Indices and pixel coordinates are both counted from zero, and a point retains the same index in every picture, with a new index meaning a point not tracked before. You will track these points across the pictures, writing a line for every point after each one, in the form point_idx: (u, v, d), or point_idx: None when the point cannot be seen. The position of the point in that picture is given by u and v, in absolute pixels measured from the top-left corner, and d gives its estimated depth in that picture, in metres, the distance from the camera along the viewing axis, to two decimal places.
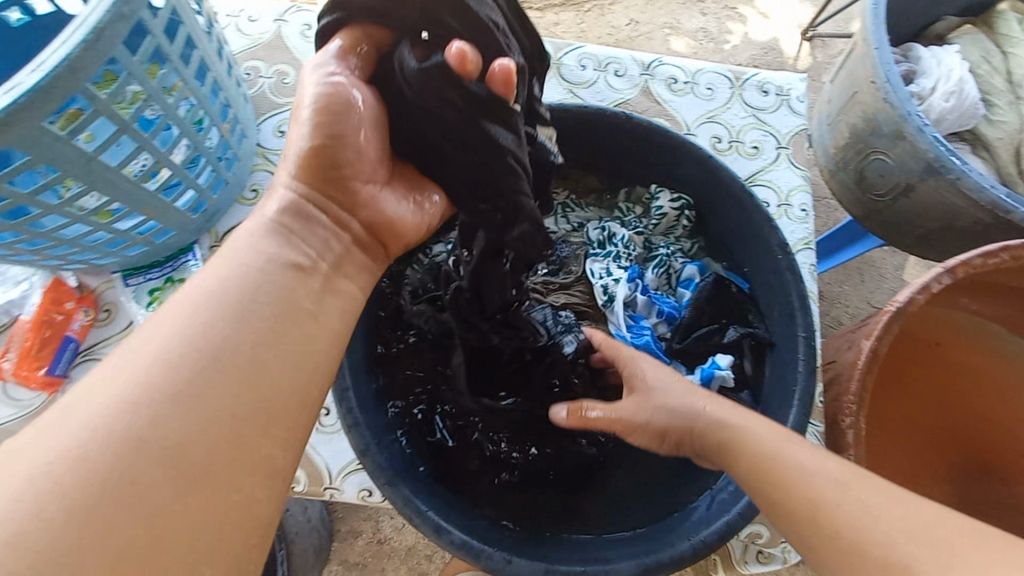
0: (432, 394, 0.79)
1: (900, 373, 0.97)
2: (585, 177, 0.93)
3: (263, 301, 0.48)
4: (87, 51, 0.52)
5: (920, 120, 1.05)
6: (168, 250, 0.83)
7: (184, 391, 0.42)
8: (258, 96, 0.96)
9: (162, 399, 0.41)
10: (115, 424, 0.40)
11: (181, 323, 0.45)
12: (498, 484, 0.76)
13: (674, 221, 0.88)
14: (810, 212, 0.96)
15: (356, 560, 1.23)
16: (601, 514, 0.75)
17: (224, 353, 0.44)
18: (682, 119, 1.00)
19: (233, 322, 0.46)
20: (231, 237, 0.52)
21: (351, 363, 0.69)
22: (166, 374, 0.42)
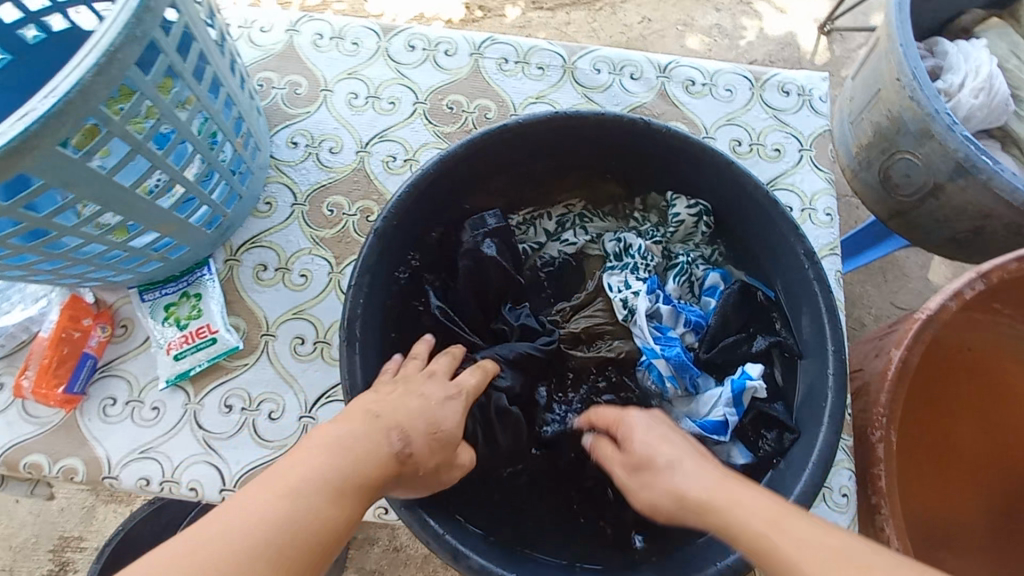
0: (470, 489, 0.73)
1: (928, 392, 0.93)
2: (601, 186, 0.91)
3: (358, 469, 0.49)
4: (98, 75, 0.51)
5: (949, 118, 1.01)
6: (183, 264, 0.83)
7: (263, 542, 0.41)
8: (270, 107, 0.95)
9: (239, 536, 0.41)
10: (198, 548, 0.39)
11: (286, 471, 0.46)
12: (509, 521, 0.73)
13: (692, 228, 0.86)
14: (836, 217, 0.93)
15: (372, 567, 1.23)
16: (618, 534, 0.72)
17: (309, 515, 0.44)
18: (701, 123, 0.97)
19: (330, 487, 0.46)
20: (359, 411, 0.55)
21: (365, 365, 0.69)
22: (235, 550, 0.40)
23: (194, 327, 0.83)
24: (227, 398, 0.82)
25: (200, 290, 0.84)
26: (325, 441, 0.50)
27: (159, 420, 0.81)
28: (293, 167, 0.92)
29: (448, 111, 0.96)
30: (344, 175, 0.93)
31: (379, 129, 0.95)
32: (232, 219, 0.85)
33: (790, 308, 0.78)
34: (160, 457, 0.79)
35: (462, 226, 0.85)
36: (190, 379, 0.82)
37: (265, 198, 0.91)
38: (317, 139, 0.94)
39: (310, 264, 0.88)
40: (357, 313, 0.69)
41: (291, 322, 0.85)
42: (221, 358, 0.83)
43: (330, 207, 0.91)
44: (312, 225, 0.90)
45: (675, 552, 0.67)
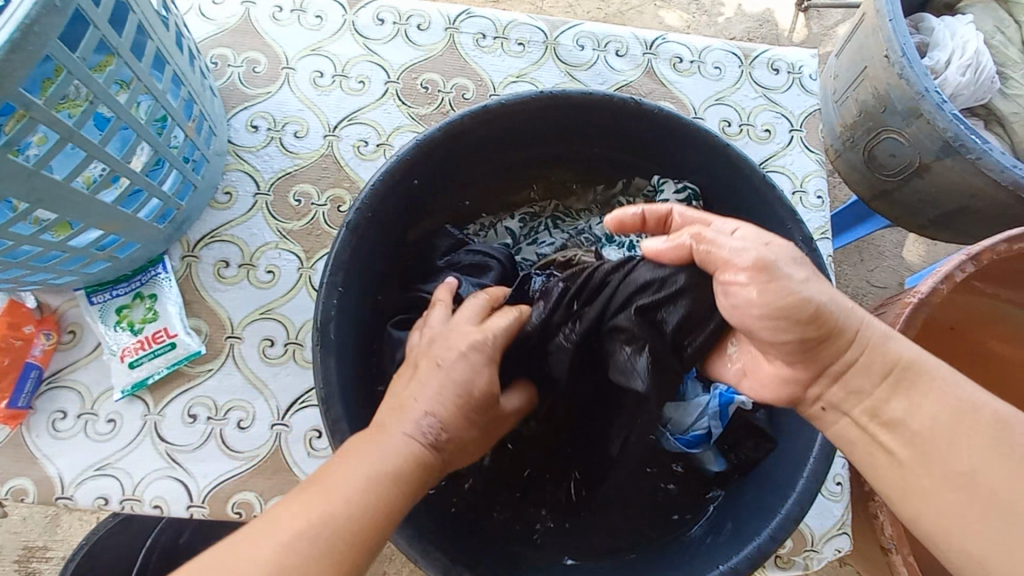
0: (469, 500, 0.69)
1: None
2: (575, 182, 0.88)
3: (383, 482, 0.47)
4: (12, 53, 0.44)
5: (939, 96, 0.99)
6: (135, 263, 0.76)
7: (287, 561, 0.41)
8: (227, 87, 0.87)
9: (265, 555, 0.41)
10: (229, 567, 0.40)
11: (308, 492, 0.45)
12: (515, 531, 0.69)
13: None
14: (826, 200, 0.90)
15: None
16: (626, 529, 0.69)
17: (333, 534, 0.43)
18: (689, 103, 0.93)
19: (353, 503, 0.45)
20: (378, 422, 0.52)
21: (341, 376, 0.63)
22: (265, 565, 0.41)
23: (150, 331, 0.76)
24: (191, 408, 0.76)
25: (155, 291, 0.77)
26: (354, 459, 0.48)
27: (116, 433, 0.74)
28: (255, 154, 0.85)
29: (423, 91, 0.90)
30: (311, 161, 0.85)
31: (349, 110, 0.88)
32: (188, 212, 0.78)
33: None
34: (119, 473, 0.73)
35: (426, 251, 0.80)
36: (149, 388, 0.76)
37: (223, 187, 0.83)
38: (280, 121, 0.87)
39: (277, 260, 0.81)
40: (333, 314, 0.63)
41: (258, 323, 0.79)
42: (183, 363, 0.76)
43: (297, 196, 0.84)
44: (277, 217, 0.83)
45: (675, 551, 0.64)
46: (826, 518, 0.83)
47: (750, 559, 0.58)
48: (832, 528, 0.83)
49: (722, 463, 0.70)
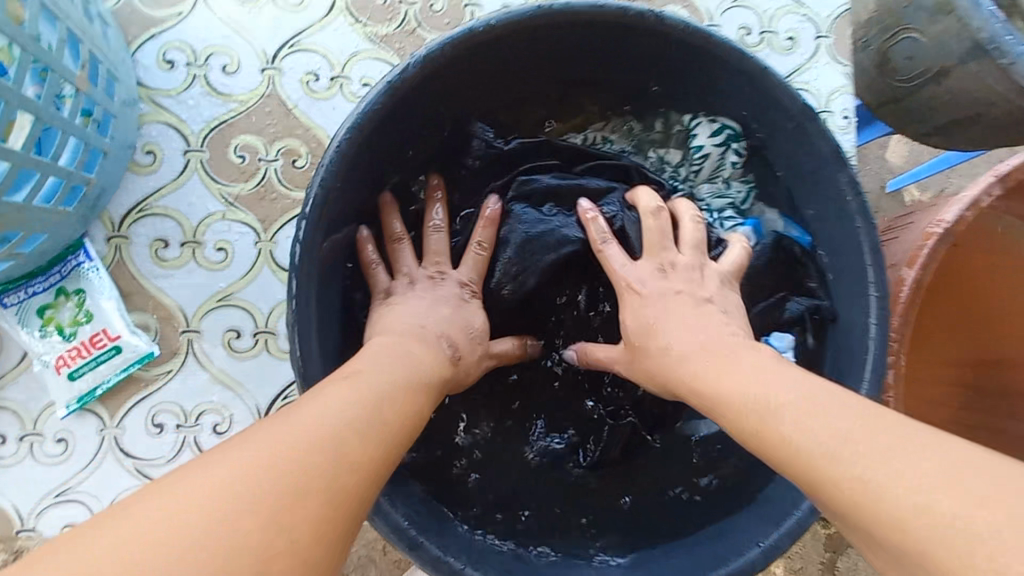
0: (489, 492, 0.60)
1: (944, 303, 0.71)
2: (585, 102, 0.68)
3: (395, 396, 0.41)
4: None
5: None
6: (46, 254, 0.61)
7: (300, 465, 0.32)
8: (124, 10, 0.67)
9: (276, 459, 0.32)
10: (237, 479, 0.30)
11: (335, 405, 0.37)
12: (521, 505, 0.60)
13: (719, 161, 0.67)
14: (854, 119, 0.79)
15: None
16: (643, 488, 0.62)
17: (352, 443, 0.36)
18: (703, 8, 0.78)
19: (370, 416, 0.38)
20: (378, 352, 0.47)
21: (315, 332, 0.53)
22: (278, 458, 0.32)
23: (86, 335, 0.64)
24: (155, 415, 0.65)
25: (81, 284, 0.64)
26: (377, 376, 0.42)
27: (70, 453, 0.64)
28: (176, 100, 0.67)
29: (380, 3, 0.71)
30: (250, 105, 0.68)
31: (287, 34, 0.69)
32: (101, 186, 0.62)
33: (829, 256, 0.61)
34: (86, 498, 0.64)
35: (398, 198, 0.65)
36: (98, 399, 0.65)
37: (143, 145, 0.66)
38: (201, 54, 0.68)
39: (227, 234, 0.67)
40: (301, 301, 0.52)
41: (218, 312, 0.67)
42: (134, 367, 0.65)
43: (239, 151, 0.68)
44: (218, 179, 0.67)
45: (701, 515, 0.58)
46: None
47: (791, 534, 0.50)
48: None
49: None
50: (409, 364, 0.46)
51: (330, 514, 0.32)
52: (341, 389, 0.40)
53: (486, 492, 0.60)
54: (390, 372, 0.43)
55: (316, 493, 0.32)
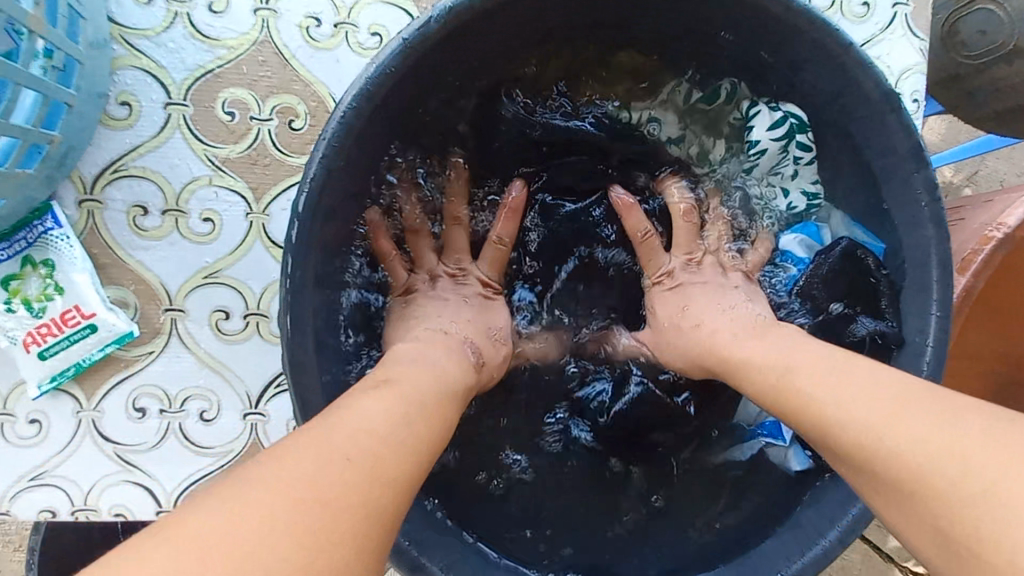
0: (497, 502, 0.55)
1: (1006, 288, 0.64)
2: (627, 57, 0.59)
3: (426, 403, 0.39)
4: None
5: None
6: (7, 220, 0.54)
7: (342, 478, 0.29)
8: None
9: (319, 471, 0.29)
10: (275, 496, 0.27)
11: (373, 413, 0.35)
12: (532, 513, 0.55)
13: (779, 156, 0.60)
14: (924, 103, 0.70)
15: None
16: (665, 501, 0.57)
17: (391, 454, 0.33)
18: None
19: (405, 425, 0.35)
20: (400, 359, 0.43)
21: (316, 329, 0.47)
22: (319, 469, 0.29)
23: (57, 311, 0.57)
24: (136, 400, 0.60)
25: (50, 254, 0.57)
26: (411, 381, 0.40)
27: (44, 436, 0.59)
28: (153, 42, 0.58)
29: None
30: (240, 51, 0.59)
31: None
32: (67, 143, 0.54)
33: (891, 267, 0.53)
34: (64, 483, 0.59)
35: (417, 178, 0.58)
36: (73, 380, 0.59)
37: (117, 95, 0.57)
38: None
39: (214, 202, 0.59)
40: (299, 279, 0.45)
41: (204, 290, 0.60)
42: (112, 348, 0.59)
43: (227, 106, 0.59)
44: (204, 138, 0.59)
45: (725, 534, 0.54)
46: None
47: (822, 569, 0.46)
48: None
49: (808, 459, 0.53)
50: (438, 366, 0.44)
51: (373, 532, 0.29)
52: (375, 394, 0.37)
53: (493, 500, 0.55)
54: (418, 379, 0.40)
55: (360, 508, 0.29)
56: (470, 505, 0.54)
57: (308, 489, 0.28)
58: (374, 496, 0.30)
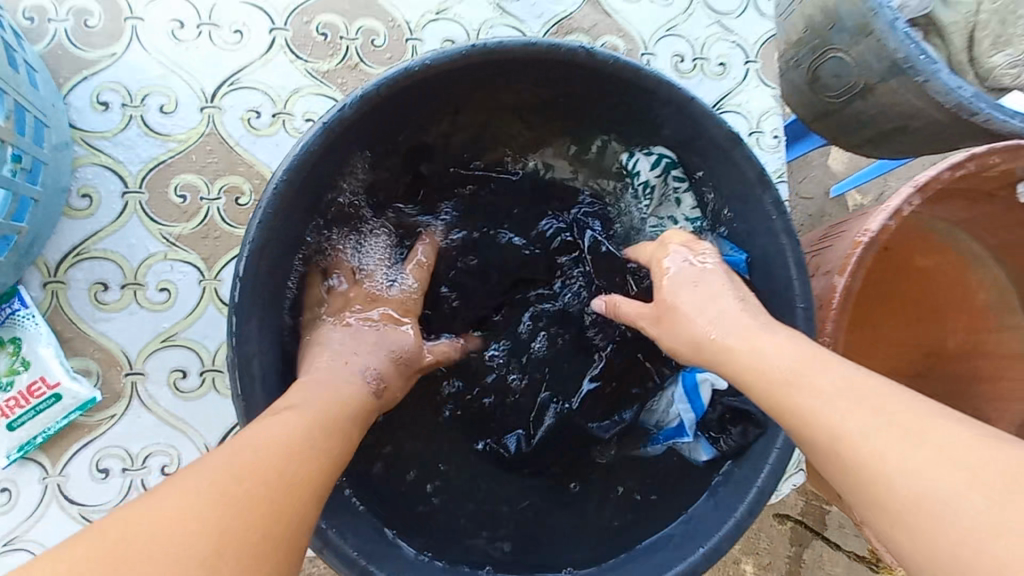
0: (442, 513, 0.61)
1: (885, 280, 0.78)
2: (513, 128, 0.70)
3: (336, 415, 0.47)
4: None
5: (892, 13, 0.94)
6: None
7: (258, 477, 0.39)
8: (53, 52, 0.66)
9: (239, 477, 0.38)
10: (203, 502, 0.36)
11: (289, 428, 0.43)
12: (474, 518, 0.62)
13: (663, 186, 0.69)
14: (783, 139, 0.83)
15: None
16: (597, 500, 0.64)
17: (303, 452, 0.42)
18: (637, 35, 0.81)
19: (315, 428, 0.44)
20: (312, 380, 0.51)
21: (263, 361, 0.54)
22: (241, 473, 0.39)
23: (23, 384, 0.62)
24: (100, 461, 0.64)
25: (17, 332, 0.63)
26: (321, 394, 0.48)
27: (13, 503, 0.63)
28: (111, 141, 0.67)
29: (321, 39, 0.72)
30: (189, 143, 0.68)
31: (228, 72, 0.70)
32: (34, 232, 0.61)
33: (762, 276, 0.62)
34: (33, 546, 0.63)
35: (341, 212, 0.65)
36: (40, 447, 0.63)
37: (79, 189, 0.65)
38: (137, 94, 0.68)
39: (169, 274, 0.67)
40: (242, 325, 0.52)
41: (161, 352, 0.66)
42: (76, 414, 0.64)
43: (180, 190, 0.68)
44: (159, 219, 0.67)
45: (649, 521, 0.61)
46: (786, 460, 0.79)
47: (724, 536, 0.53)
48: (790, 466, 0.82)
49: (711, 449, 0.61)
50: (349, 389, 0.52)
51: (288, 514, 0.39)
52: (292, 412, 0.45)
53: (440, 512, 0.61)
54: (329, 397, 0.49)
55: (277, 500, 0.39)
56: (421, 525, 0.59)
57: (237, 486, 0.38)
58: (282, 479, 0.40)
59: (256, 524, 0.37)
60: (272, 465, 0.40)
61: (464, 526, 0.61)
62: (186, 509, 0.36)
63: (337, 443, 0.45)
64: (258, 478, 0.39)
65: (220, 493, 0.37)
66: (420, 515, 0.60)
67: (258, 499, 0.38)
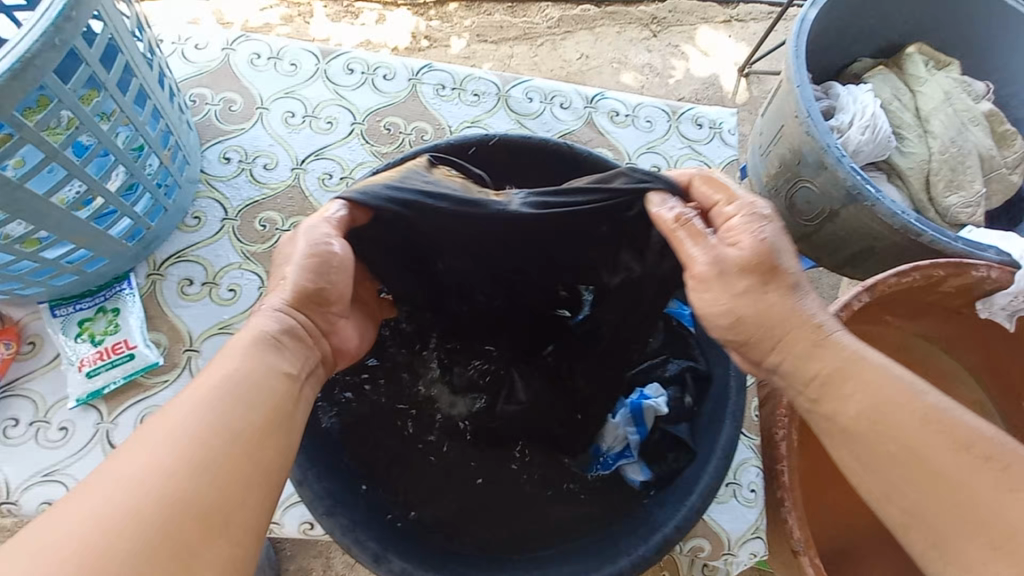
0: (414, 496, 0.70)
1: None
2: None
3: (254, 394, 0.47)
4: (13, 81, 0.50)
5: (839, 151, 1.13)
6: (101, 278, 0.81)
7: (190, 477, 0.42)
8: (203, 123, 0.96)
9: (168, 482, 0.41)
10: (138, 507, 0.40)
11: (209, 414, 0.45)
12: (443, 502, 0.71)
13: None
14: None
15: (290, 562, 0.94)
16: (552, 508, 0.72)
17: (227, 441, 0.44)
18: (625, 150, 1.04)
19: (238, 410, 0.46)
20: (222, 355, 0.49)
21: None
22: (178, 482, 0.41)
23: (109, 343, 0.81)
24: (144, 417, 0.79)
25: (118, 305, 0.82)
26: (234, 373, 0.48)
27: (67, 440, 0.77)
28: (225, 183, 0.92)
29: (386, 132, 0.99)
30: (278, 191, 0.93)
31: (317, 146, 0.97)
32: (156, 233, 0.84)
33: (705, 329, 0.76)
34: (68, 480, 0.75)
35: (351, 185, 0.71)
36: (103, 398, 0.79)
37: (193, 212, 0.89)
38: (251, 154, 0.95)
39: (239, 279, 0.87)
40: None
41: (217, 337, 0.84)
42: (138, 374, 0.80)
43: (262, 221, 0.91)
44: (243, 240, 0.89)
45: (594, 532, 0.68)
46: (741, 523, 0.89)
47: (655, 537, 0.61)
48: (747, 532, 0.89)
49: (647, 472, 0.72)
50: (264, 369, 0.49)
51: (228, 505, 0.42)
52: (206, 401, 0.45)
53: (410, 494, 0.70)
54: (242, 373, 0.48)
55: (212, 496, 0.42)
56: (392, 500, 0.68)
57: (173, 491, 0.41)
58: (209, 476, 0.42)
59: (199, 522, 0.41)
60: (203, 465, 0.42)
61: (433, 508, 0.70)
62: (137, 549, 0.38)
63: (258, 413, 0.47)
64: (167, 488, 0.41)
65: (157, 497, 0.40)
66: (392, 492, 0.69)
67: (198, 503, 0.41)
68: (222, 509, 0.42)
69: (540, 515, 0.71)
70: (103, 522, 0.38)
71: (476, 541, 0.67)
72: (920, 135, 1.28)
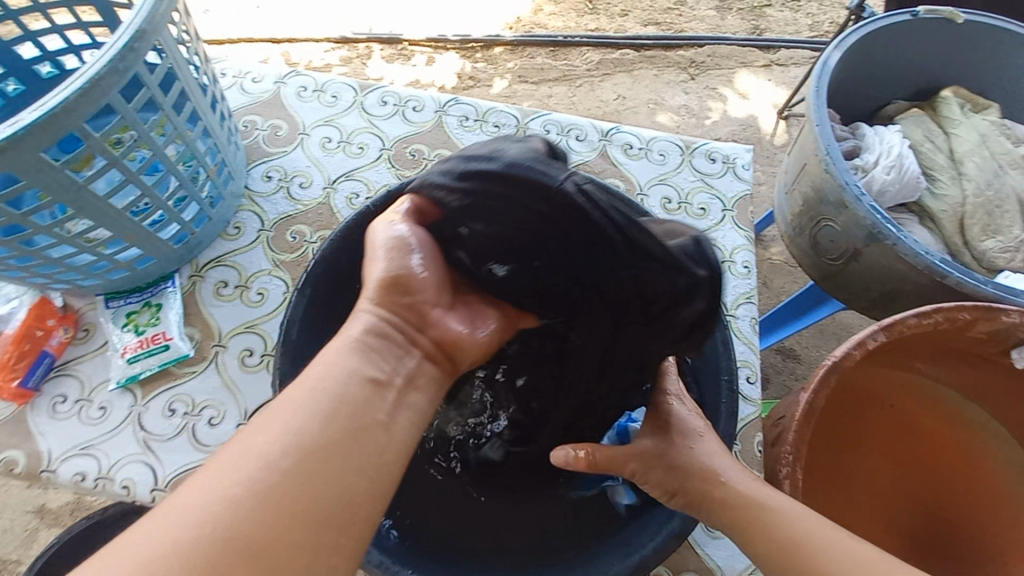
0: (411, 500, 0.73)
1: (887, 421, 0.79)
2: None
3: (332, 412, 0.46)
4: (81, 97, 0.60)
5: (859, 190, 1.12)
6: (149, 276, 0.91)
7: (260, 501, 0.40)
8: (251, 145, 1.07)
9: (241, 502, 0.40)
10: (208, 527, 0.39)
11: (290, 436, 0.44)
12: (435, 509, 0.74)
13: None
14: (752, 269, 1.01)
15: None
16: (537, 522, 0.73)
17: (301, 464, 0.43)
18: (637, 181, 1.08)
19: (318, 425, 0.45)
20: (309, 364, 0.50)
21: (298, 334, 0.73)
22: (248, 505, 0.40)
23: (150, 334, 0.90)
24: (171, 403, 0.87)
25: (161, 301, 0.92)
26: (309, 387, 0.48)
27: (104, 419, 0.86)
28: (265, 199, 1.02)
29: (411, 158, 1.08)
30: (309, 208, 1.02)
31: (348, 169, 1.06)
32: (200, 238, 0.94)
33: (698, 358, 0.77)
34: (99, 454, 0.84)
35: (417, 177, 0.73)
36: (139, 383, 0.88)
37: (234, 223, 1.00)
38: (290, 174, 1.05)
39: (268, 284, 0.96)
40: (297, 301, 0.74)
41: (243, 335, 0.92)
42: (171, 364, 0.89)
43: (293, 234, 1.00)
44: (275, 250, 0.99)
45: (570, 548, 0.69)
46: (737, 560, 0.86)
47: None
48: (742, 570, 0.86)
49: (633, 495, 0.73)
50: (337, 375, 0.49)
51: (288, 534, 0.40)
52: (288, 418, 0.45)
53: (406, 499, 0.73)
54: (318, 383, 0.48)
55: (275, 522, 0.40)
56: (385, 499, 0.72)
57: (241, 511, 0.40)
58: (280, 501, 0.41)
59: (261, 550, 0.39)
60: (274, 487, 0.41)
61: (424, 512, 0.73)
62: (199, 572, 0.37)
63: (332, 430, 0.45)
64: (233, 518, 0.39)
65: (226, 521, 0.39)
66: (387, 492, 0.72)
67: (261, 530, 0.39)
68: (280, 539, 0.40)
69: (524, 526, 0.73)
70: (161, 546, 0.38)
71: (460, 548, 0.69)
72: (953, 176, 1.25)
